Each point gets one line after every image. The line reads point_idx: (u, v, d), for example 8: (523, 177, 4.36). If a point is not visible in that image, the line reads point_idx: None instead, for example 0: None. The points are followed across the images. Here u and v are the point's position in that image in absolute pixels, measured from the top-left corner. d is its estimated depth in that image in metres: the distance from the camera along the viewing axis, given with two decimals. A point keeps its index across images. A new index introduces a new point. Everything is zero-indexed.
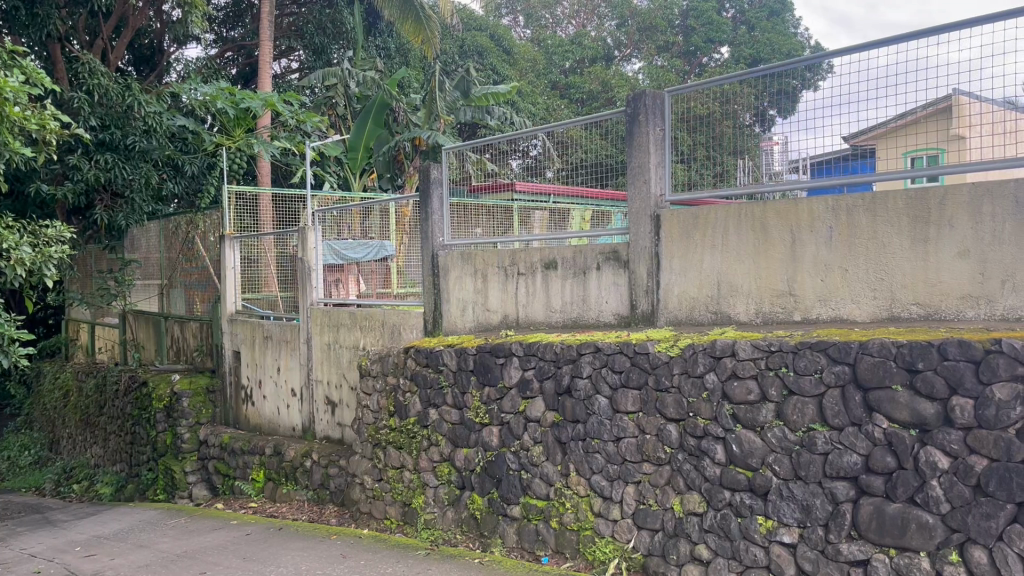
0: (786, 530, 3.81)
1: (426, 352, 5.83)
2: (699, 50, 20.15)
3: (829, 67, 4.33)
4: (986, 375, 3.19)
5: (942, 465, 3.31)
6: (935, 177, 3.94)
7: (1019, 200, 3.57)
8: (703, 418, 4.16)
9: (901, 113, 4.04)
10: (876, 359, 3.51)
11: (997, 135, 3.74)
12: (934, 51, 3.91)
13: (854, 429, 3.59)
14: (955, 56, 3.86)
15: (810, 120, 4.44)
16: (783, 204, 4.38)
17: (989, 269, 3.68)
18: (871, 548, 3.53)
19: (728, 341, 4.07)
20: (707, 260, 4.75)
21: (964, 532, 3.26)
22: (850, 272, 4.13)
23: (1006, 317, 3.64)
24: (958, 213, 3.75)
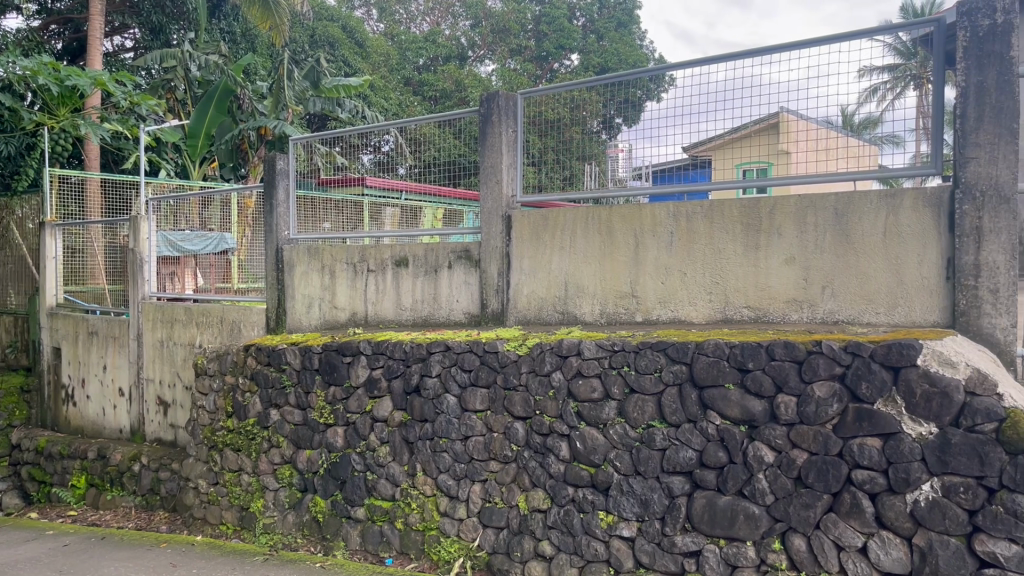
0: (626, 524, 3.92)
1: (268, 349, 5.63)
2: (551, 55, 20.59)
3: (671, 79, 4.50)
4: (808, 374, 3.42)
5: (768, 458, 3.51)
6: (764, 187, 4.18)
7: (838, 212, 3.86)
8: (549, 415, 4.23)
9: (737, 126, 4.24)
10: (710, 359, 3.68)
11: (819, 152, 4.00)
12: (766, 70, 4.15)
13: (690, 425, 3.75)
14: (784, 75, 4.11)
15: (653, 128, 4.57)
16: (627, 208, 4.53)
17: (811, 276, 3.94)
18: (703, 539, 3.68)
19: (575, 340, 4.15)
20: (555, 263, 4.84)
21: (786, 521, 3.47)
22: (688, 276, 4.32)
23: (826, 319, 3.92)
24: (786, 222, 4.00)
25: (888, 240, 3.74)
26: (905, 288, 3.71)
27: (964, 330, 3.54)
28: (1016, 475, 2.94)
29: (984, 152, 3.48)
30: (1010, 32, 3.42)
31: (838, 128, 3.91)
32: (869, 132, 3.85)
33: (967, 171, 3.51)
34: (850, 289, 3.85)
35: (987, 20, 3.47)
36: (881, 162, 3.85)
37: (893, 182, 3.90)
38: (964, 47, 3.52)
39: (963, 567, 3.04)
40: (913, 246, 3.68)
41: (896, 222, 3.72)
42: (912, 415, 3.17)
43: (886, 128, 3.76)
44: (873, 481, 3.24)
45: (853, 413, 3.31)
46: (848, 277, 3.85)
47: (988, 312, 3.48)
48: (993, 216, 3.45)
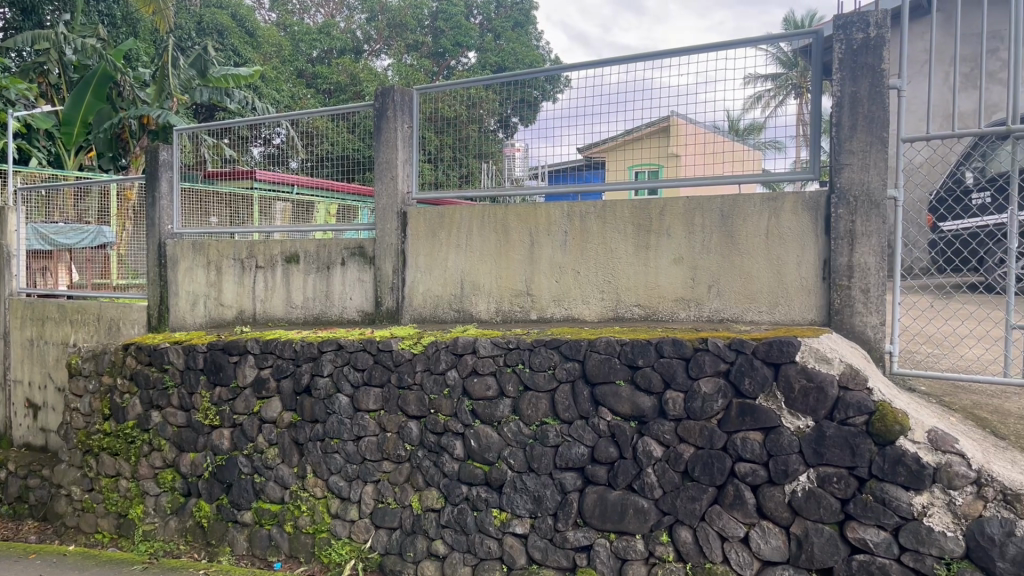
0: (519, 521, 3.95)
1: (148, 348, 5.38)
2: (448, 52, 20.52)
3: (566, 80, 4.55)
4: (694, 371, 3.53)
5: (657, 453, 3.60)
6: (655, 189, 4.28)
7: (724, 214, 3.99)
8: (443, 414, 4.21)
9: (629, 129, 4.32)
10: (602, 356, 3.75)
11: (708, 156, 4.12)
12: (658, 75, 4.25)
13: (582, 421, 3.80)
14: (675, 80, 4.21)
15: (548, 129, 4.60)
16: (522, 207, 4.55)
17: (698, 275, 4.07)
18: (594, 534, 3.74)
19: (470, 337, 4.15)
20: (451, 261, 4.82)
21: (673, 514, 3.55)
22: (582, 275, 4.38)
23: (712, 317, 4.05)
24: (675, 223, 4.11)
25: (770, 241, 3.89)
26: (786, 288, 3.87)
27: (838, 328, 3.72)
28: (885, 465, 3.09)
29: (857, 159, 3.66)
30: (881, 46, 3.60)
31: (725, 133, 4.04)
32: (753, 137, 3.95)
33: (842, 177, 3.69)
34: (734, 289, 3.99)
35: (862, 33, 3.65)
36: (765, 167, 3.98)
37: (776, 186, 4.06)
38: (840, 58, 3.69)
39: (836, 553, 3.18)
40: (793, 247, 3.85)
41: (778, 224, 3.88)
42: (790, 409, 3.32)
43: (770, 134, 3.90)
44: (755, 473, 3.36)
45: (736, 408, 3.43)
46: (733, 277, 3.99)
47: (859, 310, 3.67)
48: (865, 220, 3.65)
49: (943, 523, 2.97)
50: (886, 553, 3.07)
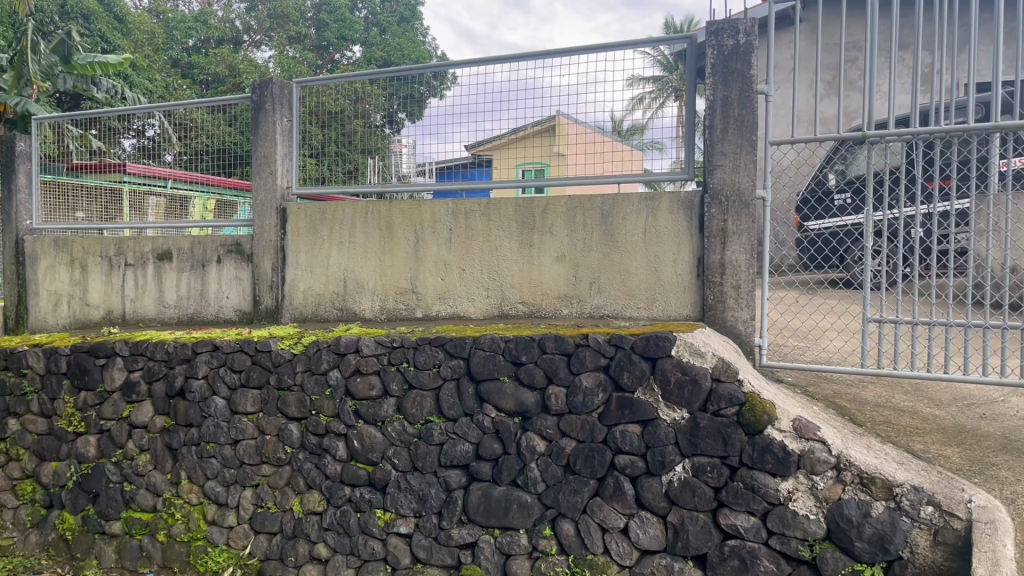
0: (403, 521, 3.92)
1: (5, 352, 5.03)
2: (331, 45, 20.13)
3: (453, 77, 4.54)
4: (576, 366, 3.59)
5: (540, 448, 3.64)
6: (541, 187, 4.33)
7: (604, 213, 4.08)
8: (325, 415, 4.12)
9: (516, 128, 4.35)
10: (487, 353, 3.76)
11: (593, 156, 4.20)
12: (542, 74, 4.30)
13: (467, 419, 3.81)
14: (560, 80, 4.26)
15: (435, 125, 4.57)
16: (406, 204, 4.52)
17: (580, 273, 4.14)
18: (479, 531, 3.75)
19: (352, 337, 4.08)
20: (333, 259, 4.72)
21: (556, 507, 3.60)
22: (467, 272, 4.38)
23: (593, 314, 4.14)
24: (557, 221, 4.17)
25: (648, 240, 4.01)
26: (663, 285, 4.00)
27: (712, 323, 3.87)
28: (754, 453, 3.23)
29: (729, 161, 3.82)
30: (750, 52, 3.76)
31: (607, 133, 4.12)
32: (635, 139, 3.99)
33: (715, 177, 3.84)
34: (614, 285, 4.09)
35: (732, 40, 3.80)
36: (647, 167, 4.08)
37: (657, 186, 4.17)
38: (712, 63, 3.82)
39: (710, 540, 3.29)
40: (669, 245, 3.98)
41: (655, 223, 4.00)
42: (667, 401, 3.43)
43: (652, 135, 3.96)
44: (634, 465, 3.45)
45: (616, 402, 3.51)
46: (613, 275, 4.09)
47: (731, 306, 3.83)
48: (736, 219, 3.80)
49: (807, 507, 3.12)
50: (755, 537, 3.21)
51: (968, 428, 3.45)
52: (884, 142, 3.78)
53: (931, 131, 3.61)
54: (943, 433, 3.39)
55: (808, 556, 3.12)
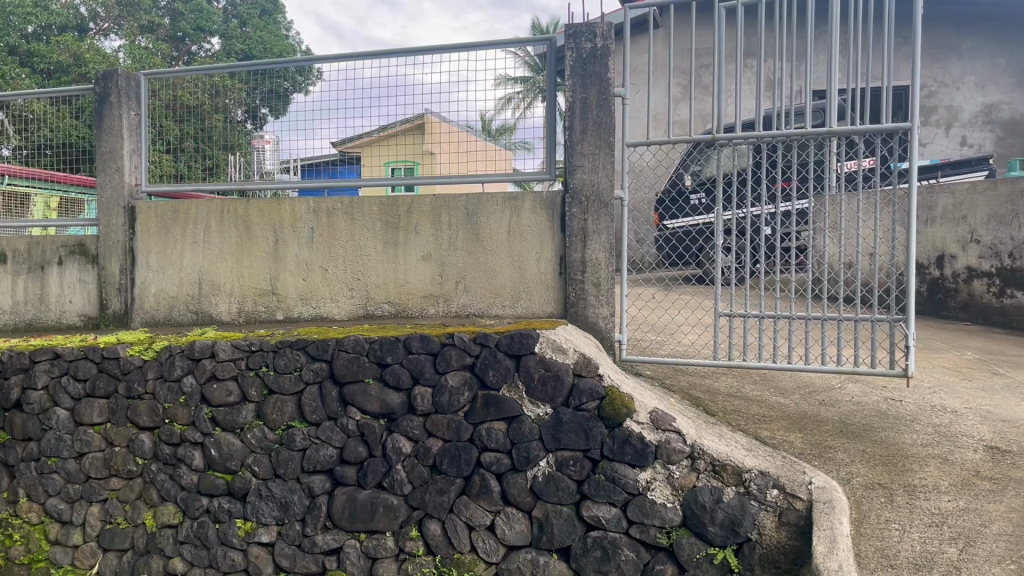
0: (265, 530, 3.80)
1: None
2: (187, 36, 19.27)
3: (318, 73, 4.40)
4: (441, 365, 3.58)
5: (406, 449, 3.61)
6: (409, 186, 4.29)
7: (468, 212, 4.09)
8: (180, 423, 3.94)
9: (383, 125, 4.30)
10: (351, 355, 3.69)
11: (461, 155, 4.21)
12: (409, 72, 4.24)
13: (330, 422, 3.73)
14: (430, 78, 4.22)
15: (298, 121, 4.42)
16: (265, 202, 4.37)
17: (446, 272, 4.14)
18: (344, 535, 3.68)
19: (207, 341, 3.91)
20: (187, 259, 4.52)
21: (422, 508, 3.58)
22: (330, 272, 4.29)
23: (459, 313, 4.14)
24: (422, 221, 4.15)
25: (512, 238, 4.05)
26: (527, 283, 4.05)
27: (574, 319, 3.96)
28: (614, 445, 3.33)
29: (588, 162, 3.91)
30: (607, 56, 3.86)
31: (477, 133, 4.11)
32: (505, 138, 4.07)
33: (576, 178, 3.93)
34: (480, 284, 4.11)
35: (590, 43, 3.89)
36: (515, 167, 4.12)
37: (527, 186, 4.21)
38: (571, 65, 3.91)
39: (573, 532, 3.36)
40: (532, 244, 4.03)
41: (519, 222, 4.04)
42: (531, 398, 3.47)
43: (522, 135, 4.04)
44: (499, 462, 3.48)
45: (481, 400, 3.53)
46: (478, 274, 4.10)
47: (592, 303, 3.93)
48: (595, 219, 3.90)
49: (664, 495, 3.24)
50: (616, 527, 3.30)
51: (809, 414, 3.69)
52: (731, 144, 3.98)
53: (774, 135, 3.82)
54: (786, 420, 3.61)
55: (665, 542, 3.23)
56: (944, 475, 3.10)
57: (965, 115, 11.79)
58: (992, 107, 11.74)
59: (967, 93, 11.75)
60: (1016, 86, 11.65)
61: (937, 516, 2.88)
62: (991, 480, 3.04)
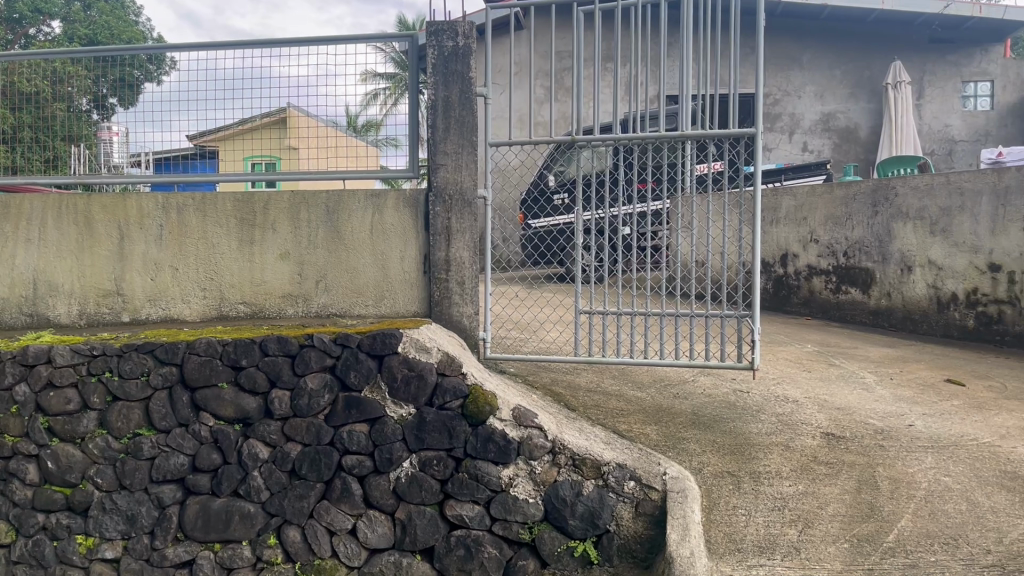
0: (109, 545, 3.59)
1: None
2: (24, 18, 17.91)
3: (173, 61, 4.19)
4: (300, 367, 3.48)
5: (263, 455, 3.49)
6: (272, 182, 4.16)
7: (329, 209, 3.99)
8: (11, 435, 3.67)
9: (242, 118, 4.13)
10: (202, 358, 3.52)
11: (325, 151, 4.08)
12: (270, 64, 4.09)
13: (181, 429, 3.55)
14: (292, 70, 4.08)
15: (150, 112, 4.19)
16: (109, 197, 4.11)
17: (305, 271, 4.03)
18: (197, 547, 3.53)
19: (43, 345, 3.64)
20: (20, 257, 4.19)
21: (281, 515, 3.48)
22: (180, 271, 4.09)
23: (320, 313, 4.04)
24: (280, 218, 4.02)
25: (374, 236, 3.99)
26: (390, 282, 4.00)
27: (438, 318, 3.94)
28: (477, 443, 3.33)
29: (451, 160, 3.90)
30: (468, 55, 3.87)
31: (341, 128, 4.05)
32: (371, 134, 4.02)
33: (438, 176, 3.91)
34: (341, 283, 4.02)
35: (451, 41, 3.87)
36: (382, 164, 4.04)
37: (394, 184, 4.15)
38: (433, 63, 3.87)
39: (437, 532, 3.35)
40: (395, 242, 3.99)
41: (381, 220, 3.98)
42: (393, 398, 3.43)
43: (388, 131, 4.02)
44: (361, 464, 3.42)
45: (343, 401, 3.45)
46: (339, 273, 4.02)
47: (456, 301, 3.94)
48: (459, 218, 3.91)
49: (526, 491, 3.28)
50: (479, 525, 3.32)
51: (664, 406, 3.84)
52: (590, 146, 4.08)
53: (630, 138, 3.95)
54: (643, 412, 3.74)
55: (527, 538, 3.27)
56: (786, 461, 3.29)
57: (806, 123, 12.60)
58: (829, 116, 12.59)
59: (807, 102, 12.55)
60: (850, 97, 12.53)
61: (779, 500, 3.05)
62: (827, 464, 3.26)
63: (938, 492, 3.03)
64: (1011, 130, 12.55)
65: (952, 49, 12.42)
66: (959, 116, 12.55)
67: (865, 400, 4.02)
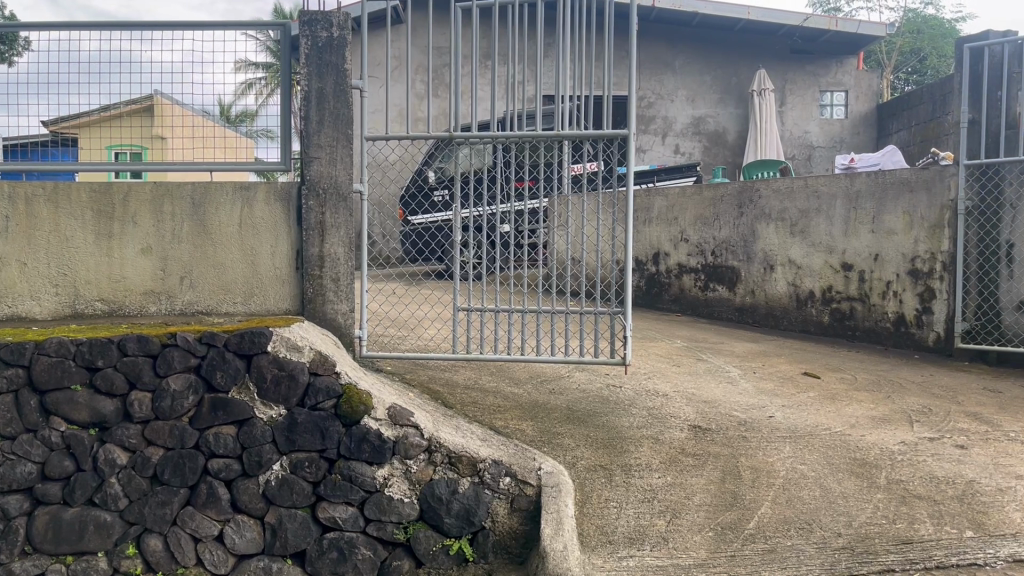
0: None
1: None
2: None
3: (25, 42, 3.90)
4: (162, 368, 3.31)
5: (121, 460, 3.30)
6: (137, 172, 3.93)
7: (195, 203, 3.82)
8: None
9: (105, 105, 3.90)
10: (53, 359, 3.30)
11: (195, 141, 3.87)
12: (135, 47, 3.86)
13: (29, 435, 3.31)
14: (158, 55, 3.86)
15: (3, 95, 3.93)
16: None
17: (169, 266, 3.84)
18: (46, 560, 3.31)
19: None
20: None
21: (141, 523, 3.31)
22: (29, 266, 3.81)
23: (184, 311, 3.86)
24: (141, 211, 3.82)
25: (244, 231, 3.85)
26: (260, 279, 3.87)
27: (311, 316, 3.84)
28: (351, 444, 3.27)
29: (325, 153, 3.81)
30: (344, 47, 3.78)
31: (214, 117, 3.86)
32: (246, 125, 3.89)
33: (311, 170, 3.80)
34: (207, 279, 3.85)
35: (326, 32, 3.78)
36: (257, 155, 3.91)
37: (269, 176, 4.01)
38: (306, 52, 3.76)
39: (308, 535, 3.26)
40: (266, 237, 3.86)
41: (250, 214, 3.85)
42: (263, 399, 3.31)
43: (262, 121, 3.88)
44: (228, 468, 3.29)
45: (208, 403, 3.30)
46: (206, 268, 3.85)
47: (330, 299, 3.84)
48: (333, 213, 3.81)
49: (401, 491, 3.25)
50: (353, 527, 3.25)
51: (540, 402, 3.88)
52: (469, 143, 4.07)
53: (507, 136, 3.96)
54: (519, 409, 3.76)
55: (402, 538, 3.23)
56: (655, 454, 3.39)
57: (678, 126, 13.05)
58: (700, 120, 13.09)
59: (679, 105, 13.01)
60: (718, 102, 13.07)
61: (649, 492, 3.14)
62: (694, 456, 3.38)
63: (794, 479, 3.19)
64: (863, 138, 13.35)
65: (811, 60, 13.15)
66: (817, 124, 13.31)
67: (730, 393, 4.19)
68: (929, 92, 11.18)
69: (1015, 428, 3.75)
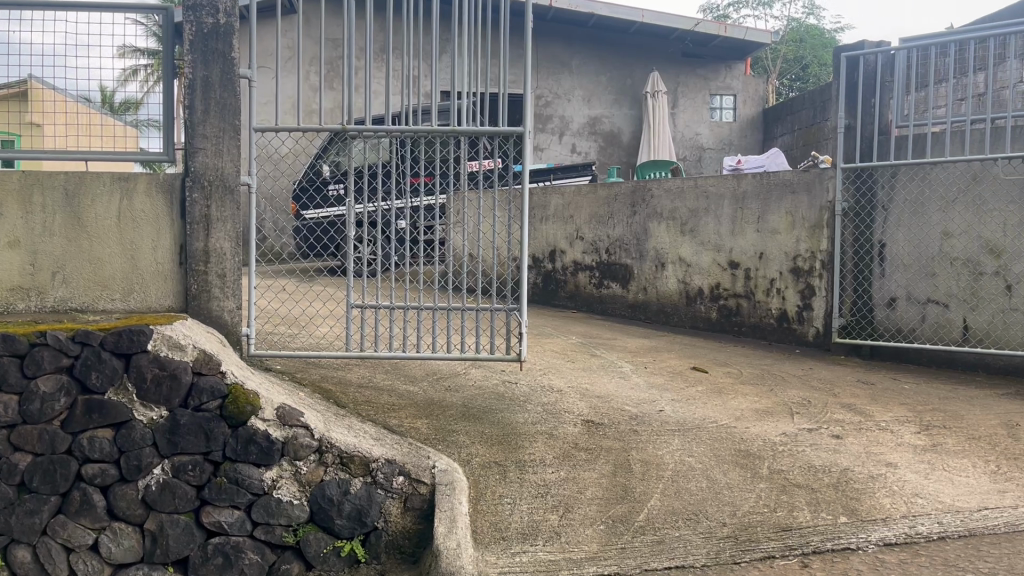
0: None
1: None
2: None
3: None
4: (31, 369, 3.11)
5: None
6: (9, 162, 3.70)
7: (68, 193, 3.62)
8: None
9: None
10: None
11: (71, 128, 3.67)
12: (7, 27, 3.63)
13: None
14: (31, 38, 3.64)
15: None
16: None
17: (39, 261, 3.62)
18: None
19: None
20: None
21: (8, 534, 3.14)
22: None
23: (57, 308, 3.64)
24: (7, 201, 3.59)
25: (122, 224, 3.66)
26: (140, 274, 3.68)
27: (196, 313, 3.68)
28: (237, 446, 3.16)
29: (210, 144, 3.66)
30: (230, 34, 3.65)
31: (93, 104, 3.66)
32: (129, 114, 3.71)
33: (196, 161, 3.65)
34: (82, 275, 3.65)
35: (211, 18, 3.63)
36: (142, 145, 3.72)
37: (155, 167, 3.82)
38: (190, 39, 3.61)
39: (191, 541, 3.14)
40: (146, 231, 3.68)
41: (130, 206, 3.67)
42: (143, 400, 3.15)
43: (147, 110, 3.69)
44: (104, 473, 3.13)
45: (82, 405, 3.13)
46: (81, 262, 3.64)
47: (217, 295, 3.69)
48: (219, 206, 3.68)
49: (291, 493, 3.16)
50: (239, 531, 3.15)
51: (435, 400, 3.84)
52: (363, 136, 3.98)
53: (402, 130, 3.89)
54: (414, 407, 3.72)
55: (291, 541, 3.15)
56: (549, 449, 3.42)
57: (574, 125, 13.21)
58: (596, 120, 13.30)
59: (576, 105, 13.18)
60: (613, 103, 13.32)
61: (542, 487, 3.16)
62: (587, 450, 3.42)
63: (682, 471, 3.28)
64: (749, 142, 13.91)
65: (702, 64, 13.58)
66: (707, 126, 13.73)
67: (622, 389, 4.27)
68: (809, 98, 11.79)
69: (885, 418, 3.96)
